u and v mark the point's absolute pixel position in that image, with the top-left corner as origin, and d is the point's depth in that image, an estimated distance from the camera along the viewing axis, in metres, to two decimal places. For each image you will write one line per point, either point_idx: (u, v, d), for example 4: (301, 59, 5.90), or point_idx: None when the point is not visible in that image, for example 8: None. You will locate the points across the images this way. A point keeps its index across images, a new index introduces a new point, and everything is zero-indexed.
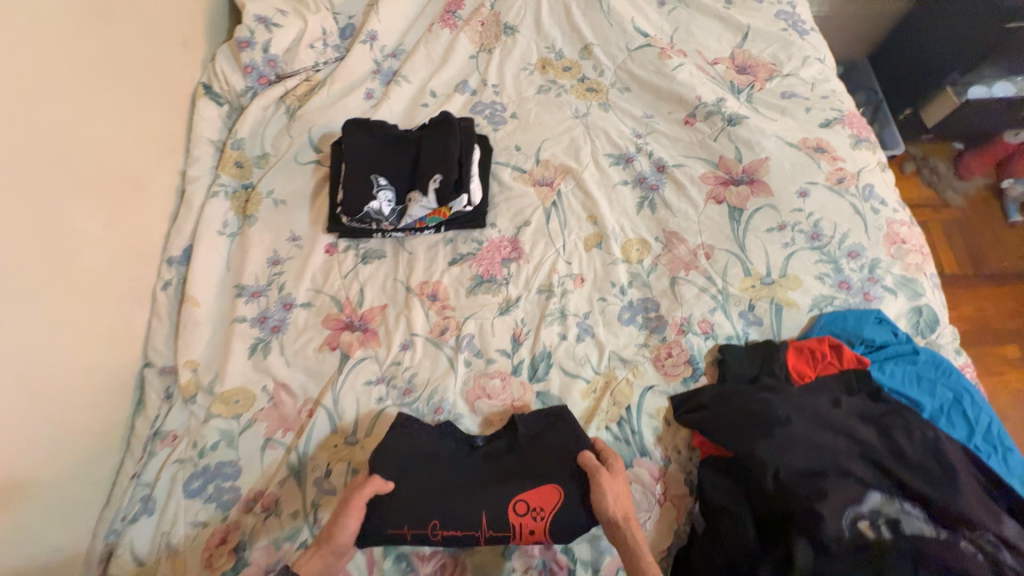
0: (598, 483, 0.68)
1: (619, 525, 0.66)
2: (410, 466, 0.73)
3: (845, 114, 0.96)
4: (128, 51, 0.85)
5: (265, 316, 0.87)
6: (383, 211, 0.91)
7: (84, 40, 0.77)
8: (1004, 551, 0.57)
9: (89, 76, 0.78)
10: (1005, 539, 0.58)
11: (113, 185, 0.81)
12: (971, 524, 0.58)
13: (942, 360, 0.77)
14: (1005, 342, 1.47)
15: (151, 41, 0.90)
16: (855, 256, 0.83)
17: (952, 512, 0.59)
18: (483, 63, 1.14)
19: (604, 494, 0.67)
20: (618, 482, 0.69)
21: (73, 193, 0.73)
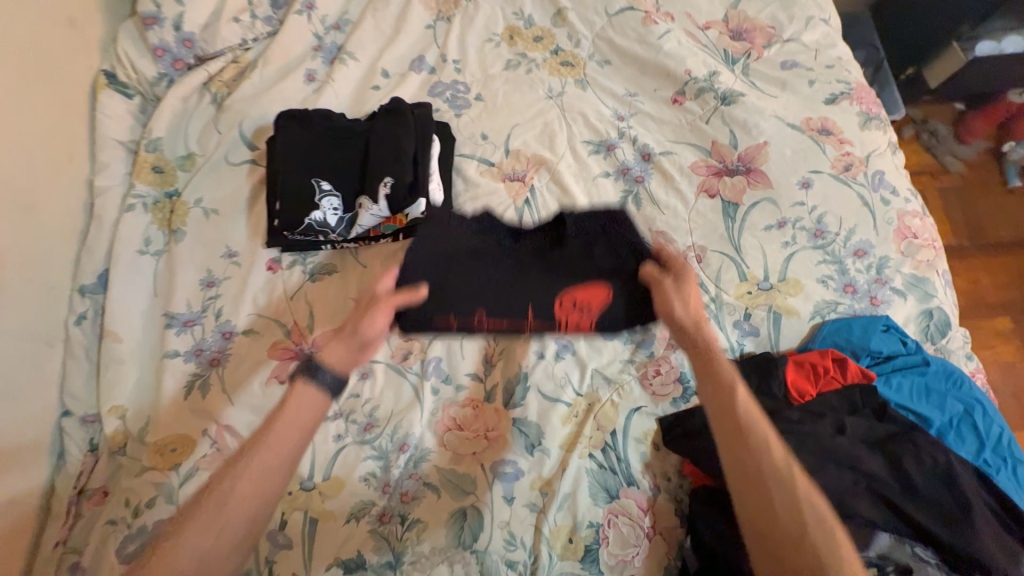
0: (659, 286, 0.70)
1: (673, 310, 0.66)
2: (452, 273, 0.76)
3: (854, 87, 0.84)
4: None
5: (201, 347, 0.76)
6: (329, 222, 0.79)
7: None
8: None
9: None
10: None
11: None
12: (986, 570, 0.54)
13: (953, 369, 0.72)
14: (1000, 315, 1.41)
15: (25, 21, 0.74)
16: (862, 255, 0.75)
17: (967, 557, 0.54)
18: (442, 34, 0.98)
19: (668, 295, 0.68)
20: (683, 279, 0.70)
21: None
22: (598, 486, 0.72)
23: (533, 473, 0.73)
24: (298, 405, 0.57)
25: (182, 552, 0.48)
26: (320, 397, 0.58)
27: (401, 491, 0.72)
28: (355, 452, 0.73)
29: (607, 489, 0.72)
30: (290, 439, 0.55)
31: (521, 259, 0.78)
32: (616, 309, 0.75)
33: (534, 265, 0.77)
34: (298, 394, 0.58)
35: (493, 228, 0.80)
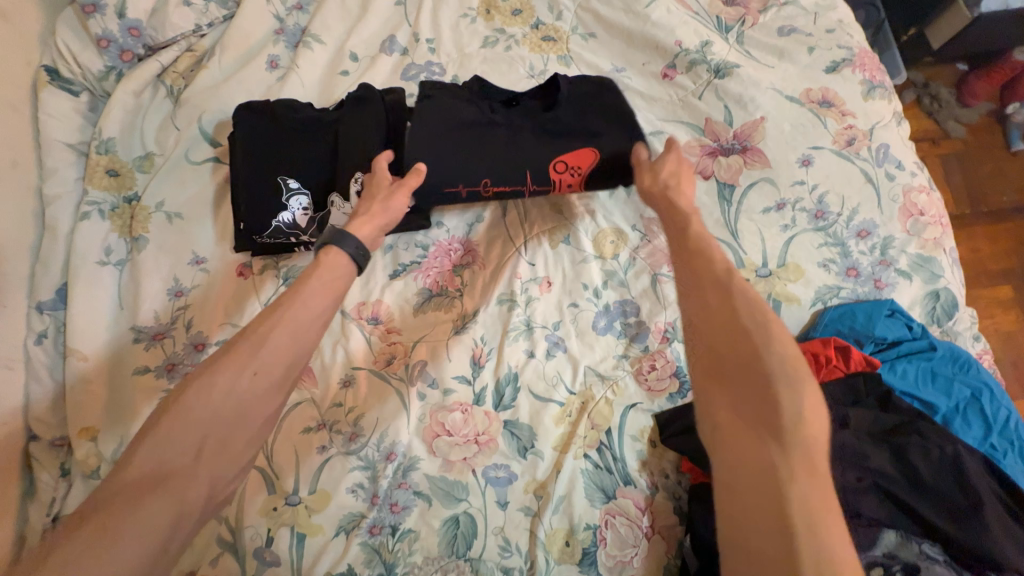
0: (666, 160, 0.68)
1: (673, 194, 0.65)
2: (453, 144, 0.72)
3: (856, 53, 0.79)
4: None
5: (172, 362, 0.72)
6: (300, 223, 0.74)
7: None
8: None
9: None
10: None
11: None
12: (995, 566, 0.52)
13: (961, 352, 0.68)
14: (1001, 284, 1.38)
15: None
16: (866, 236, 0.70)
17: (974, 552, 0.53)
18: (413, 11, 0.90)
19: (670, 180, 0.67)
20: (680, 170, 0.68)
21: None
22: (594, 485, 0.70)
23: (527, 476, 0.70)
24: (329, 268, 0.58)
25: (218, 389, 0.48)
26: (343, 267, 0.58)
27: (390, 500, 0.69)
28: (341, 463, 0.70)
29: (604, 489, 0.69)
30: (317, 304, 0.55)
31: (515, 127, 0.74)
32: (603, 172, 0.73)
33: (528, 132, 0.74)
34: (327, 260, 0.58)
35: (485, 97, 0.77)
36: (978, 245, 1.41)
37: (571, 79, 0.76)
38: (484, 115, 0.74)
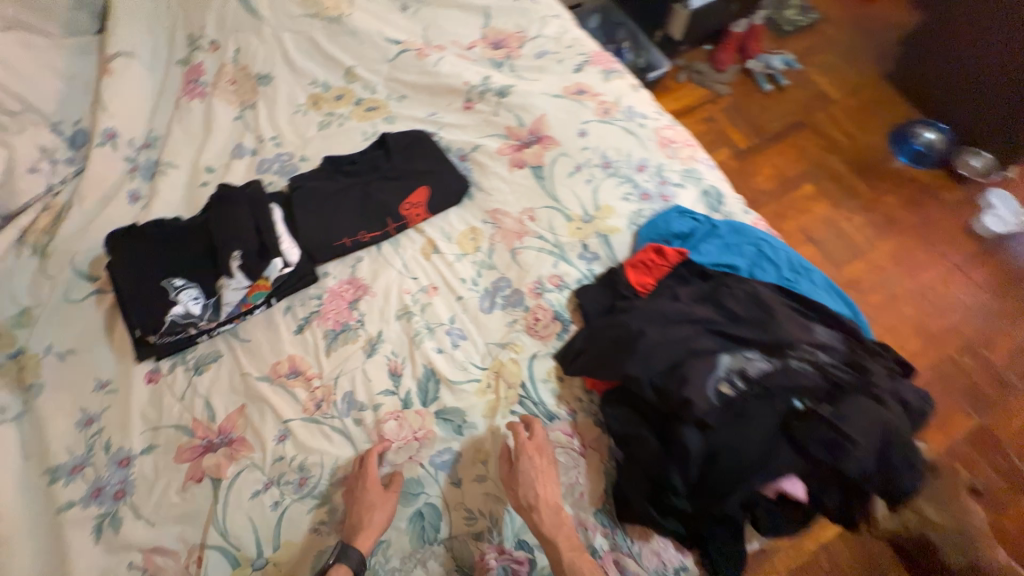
0: (525, 456, 0.73)
1: (538, 511, 0.70)
2: (328, 210, 0.93)
3: (591, 55, 1.07)
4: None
5: (99, 486, 0.73)
6: (194, 311, 0.82)
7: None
8: (820, 353, 0.67)
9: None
10: (817, 343, 0.69)
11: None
12: (791, 345, 0.68)
13: (737, 223, 0.90)
14: (772, 198, 1.97)
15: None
16: (644, 169, 0.93)
17: (779, 344, 0.69)
18: (252, 119, 1.06)
19: (536, 488, 0.71)
20: (543, 464, 0.73)
21: None
22: None
23: (470, 450, 0.78)
24: None
25: None
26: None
27: None
28: (298, 509, 0.74)
29: None
30: None
31: (367, 185, 0.96)
32: (438, 197, 0.95)
33: (377, 182, 0.96)
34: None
35: (337, 170, 0.98)
36: (750, 164, 2.02)
37: (397, 134, 1.01)
38: (341, 183, 0.96)
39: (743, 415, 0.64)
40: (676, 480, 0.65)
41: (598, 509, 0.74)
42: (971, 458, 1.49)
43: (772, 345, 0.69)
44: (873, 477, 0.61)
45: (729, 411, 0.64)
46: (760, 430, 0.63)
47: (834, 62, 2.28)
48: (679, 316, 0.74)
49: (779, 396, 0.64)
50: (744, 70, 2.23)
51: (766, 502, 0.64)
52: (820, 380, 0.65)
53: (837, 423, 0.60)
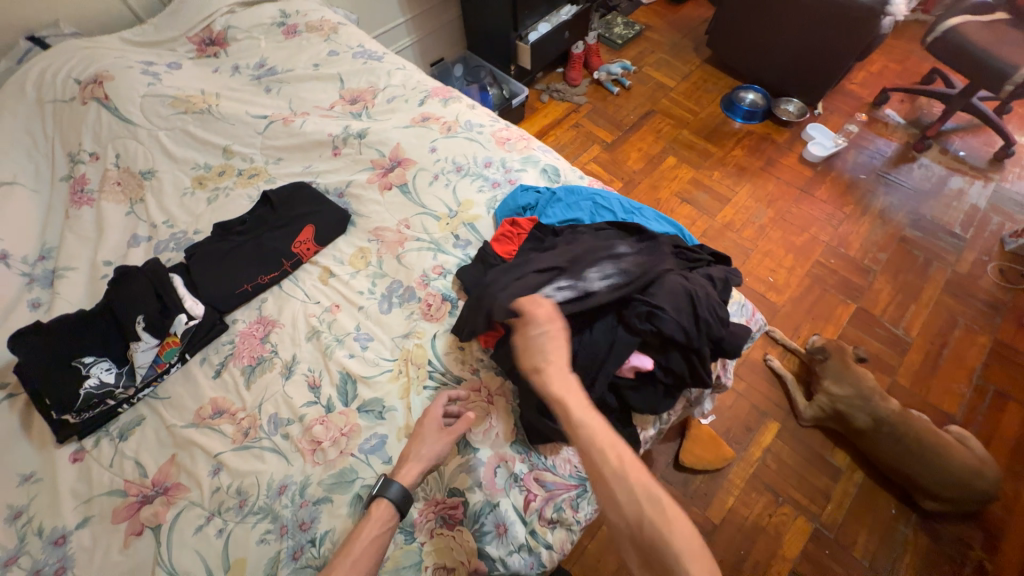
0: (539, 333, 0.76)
1: (545, 375, 0.72)
2: (226, 266, 1.03)
3: (431, 90, 1.30)
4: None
5: (37, 570, 0.75)
6: (108, 380, 0.89)
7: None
8: (630, 257, 0.88)
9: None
10: (629, 251, 0.88)
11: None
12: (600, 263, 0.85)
13: (572, 186, 1.10)
14: (646, 173, 2.25)
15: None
16: (489, 164, 1.13)
17: (585, 265, 0.84)
18: (143, 211, 1.16)
19: (547, 353, 0.74)
20: (555, 334, 0.76)
21: None
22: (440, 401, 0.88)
23: (393, 429, 0.87)
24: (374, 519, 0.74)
25: None
26: (389, 510, 0.75)
27: (298, 523, 0.79)
28: (242, 529, 0.78)
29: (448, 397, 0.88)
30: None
31: (258, 237, 1.08)
32: (323, 230, 1.08)
33: (267, 233, 1.08)
34: (376, 514, 0.74)
35: (229, 231, 1.09)
36: (621, 151, 2.32)
37: (279, 189, 1.14)
38: (234, 241, 1.07)
39: (560, 328, 0.76)
40: None
41: (513, 441, 0.84)
42: (857, 337, 1.74)
43: (574, 271, 0.83)
44: (693, 333, 0.78)
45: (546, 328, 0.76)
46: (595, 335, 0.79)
47: (664, 58, 2.71)
48: (511, 269, 0.87)
49: (586, 307, 0.79)
50: (593, 81, 2.60)
51: (627, 381, 0.80)
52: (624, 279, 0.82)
53: (649, 300, 0.79)
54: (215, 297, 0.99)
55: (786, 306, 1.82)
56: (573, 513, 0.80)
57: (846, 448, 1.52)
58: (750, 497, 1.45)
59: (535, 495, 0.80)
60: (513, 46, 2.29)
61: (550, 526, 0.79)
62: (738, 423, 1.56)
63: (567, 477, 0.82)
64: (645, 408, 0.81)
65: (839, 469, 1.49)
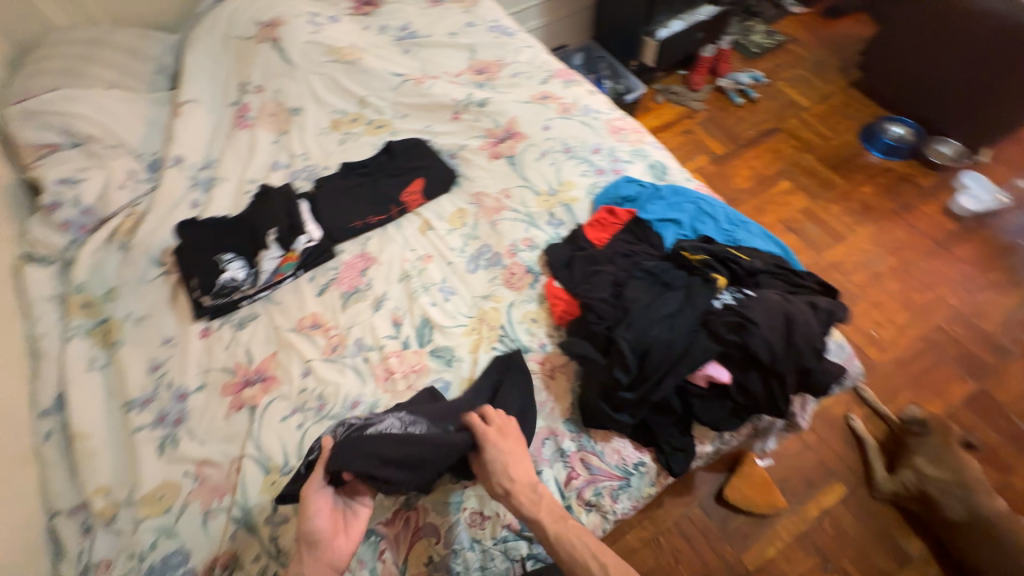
0: (495, 447, 0.76)
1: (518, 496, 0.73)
2: (344, 201, 1.16)
3: (555, 71, 1.33)
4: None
5: (163, 414, 0.92)
6: (239, 277, 1.04)
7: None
8: (722, 267, 0.86)
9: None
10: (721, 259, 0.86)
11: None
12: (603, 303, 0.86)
13: (678, 187, 1.07)
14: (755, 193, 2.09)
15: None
16: (598, 151, 1.14)
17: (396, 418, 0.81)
18: (286, 142, 1.33)
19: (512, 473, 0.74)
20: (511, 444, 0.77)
21: None
22: None
23: (457, 378, 0.93)
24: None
25: None
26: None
27: None
28: (317, 429, 0.89)
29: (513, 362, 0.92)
30: None
31: (373, 182, 1.19)
32: (430, 185, 1.16)
33: (381, 179, 1.19)
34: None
35: (351, 171, 1.21)
36: (733, 166, 2.18)
37: (401, 142, 1.24)
38: (354, 180, 1.19)
39: (514, 446, 0.77)
40: (619, 375, 0.77)
41: (566, 419, 0.86)
42: (968, 420, 1.51)
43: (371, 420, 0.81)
44: (779, 357, 0.74)
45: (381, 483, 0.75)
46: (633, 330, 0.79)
47: (803, 74, 2.48)
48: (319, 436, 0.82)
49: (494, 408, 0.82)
50: (716, 88, 2.45)
51: (697, 389, 0.78)
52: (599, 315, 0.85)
53: (741, 311, 0.76)
54: (333, 225, 1.12)
55: (888, 367, 1.62)
56: (611, 503, 0.80)
57: (924, 536, 1.34)
58: (794, 554, 1.34)
59: (578, 475, 0.81)
60: (638, 41, 2.24)
61: (586, 508, 0.80)
62: (799, 475, 1.44)
63: (613, 468, 0.81)
64: (708, 422, 0.78)
65: (909, 556, 1.32)
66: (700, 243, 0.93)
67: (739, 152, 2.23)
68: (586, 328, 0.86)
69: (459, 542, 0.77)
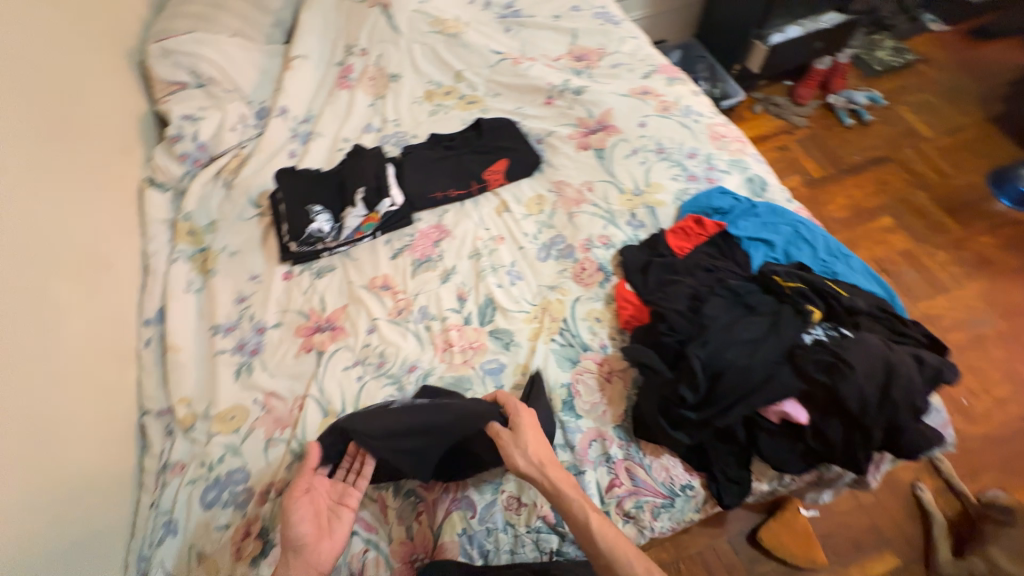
0: (530, 421, 0.78)
1: (553, 474, 0.73)
2: (427, 171, 1.18)
3: (658, 66, 1.27)
4: (66, 152, 1.00)
5: (242, 343, 1.00)
6: (324, 229, 1.10)
7: (19, 137, 0.90)
8: (819, 301, 0.79)
9: (29, 171, 0.90)
10: (819, 292, 0.80)
11: (71, 263, 0.93)
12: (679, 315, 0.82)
13: (776, 207, 1.00)
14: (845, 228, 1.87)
15: (87, 144, 1.07)
16: (694, 156, 1.08)
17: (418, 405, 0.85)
18: (381, 107, 1.37)
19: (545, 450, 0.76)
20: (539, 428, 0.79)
21: (61, 279, 0.89)
22: (561, 358, 0.91)
23: (513, 363, 0.93)
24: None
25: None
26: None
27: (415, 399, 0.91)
28: (374, 384, 0.93)
29: (570, 358, 0.91)
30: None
31: (458, 156, 1.20)
32: (515, 167, 1.16)
33: (466, 155, 1.20)
34: None
35: (439, 143, 1.23)
36: (829, 194, 1.95)
37: (490, 120, 1.24)
38: (440, 153, 1.21)
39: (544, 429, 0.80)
40: (686, 391, 0.74)
41: (616, 425, 0.84)
42: None
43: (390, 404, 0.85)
44: (870, 408, 0.67)
45: (383, 441, 0.77)
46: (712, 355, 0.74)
47: (932, 101, 2.20)
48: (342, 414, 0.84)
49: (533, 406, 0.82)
50: (824, 105, 2.22)
51: (767, 424, 0.74)
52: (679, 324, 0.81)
53: (838, 351, 0.70)
54: (415, 193, 1.15)
55: (975, 442, 1.44)
56: (650, 519, 0.78)
57: None
58: None
59: (620, 483, 0.79)
60: (747, 44, 2.08)
61: (623, 518, 0.78)
62: (847, 537, 1.32)
63: (659, 485, 0.79)
64: (773, 460, 0.73)
65: None
66: (794, 269, 0.86)
67: (847, 177, 2.01)
68: (654, 337, 0.82)
69: (493, 522, 0.79)
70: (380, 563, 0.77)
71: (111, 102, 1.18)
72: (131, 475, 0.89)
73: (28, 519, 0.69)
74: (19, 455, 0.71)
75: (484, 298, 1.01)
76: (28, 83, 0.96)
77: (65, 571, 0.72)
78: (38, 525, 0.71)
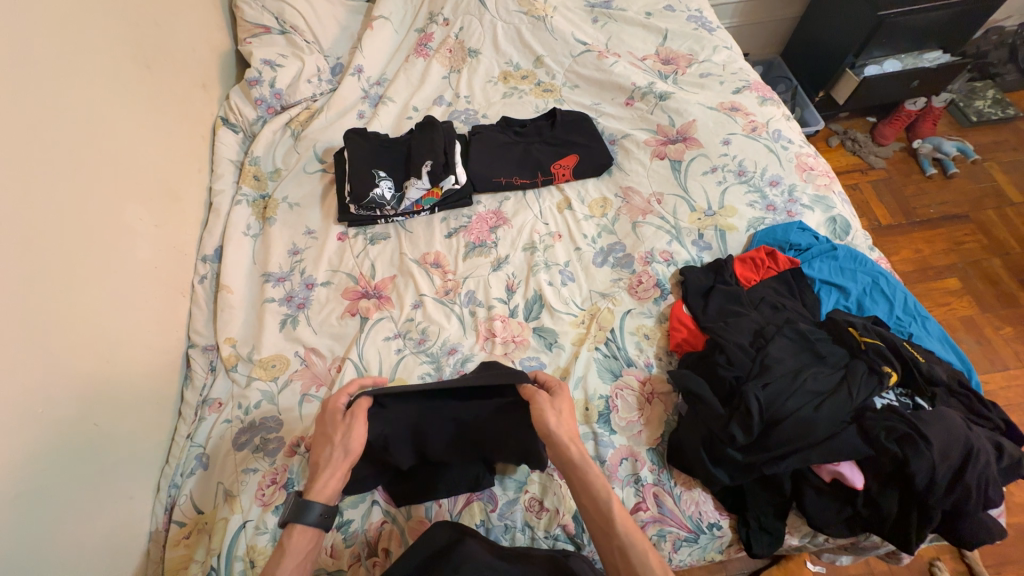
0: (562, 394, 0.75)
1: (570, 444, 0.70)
2: (493, 155, 1.15)
3: (751, 83, 1.20)
4: (154, 82, 1.03)
5: (291, 295, 1.01)
6: (386, 197, 1.09)
7: (112, 63, 0.92)
8: (897, 363, 0.75)
9: (117, 97, 0.92)
10: (897, 353, 0.76)
11: (147, 191, 0.95)
12: (732, 351, 0.78)
13: (857, 253, 0.94)
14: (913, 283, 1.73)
15: (172, 77, 1.09)
16: (776, 184, 1.03)
17: None
18: (455, 80, 1.34)
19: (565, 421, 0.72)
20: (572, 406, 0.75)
21: (135, 204, 0.92)
22: (604, 368, 0.88)
23: (553, 364, 0.91)
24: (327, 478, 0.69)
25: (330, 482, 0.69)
26: (312, 533, 0.67)
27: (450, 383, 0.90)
28: (412, 359, 0.93)
29: (612, 371, 0.88)
30: (331, 485, 0.69)
31: (526, 144, 1.17)
32: (586, 166, 1.12)
33: (536, 144, 1.17)
34: (322, 483, 0.69)
35: (508, 127, 1.20)
36: (896, 246, 1.82)
37: (566, 112, 1.20)
38: (509, 138, 1.18)
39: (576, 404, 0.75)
40: (737, 430, 0.71)
41: (651, 448, 0.81)
42: None
43: None
44: (938, 490, 0.66)
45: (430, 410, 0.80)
46: (778, 400, 0.71)
47: None
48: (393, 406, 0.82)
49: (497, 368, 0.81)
50: (906, 149, 2.05)
51: (817, 481, 0.72)
52: (736, 355, 0.78)
53: (918, 425, 0.67)
54: (479, 174, 1.13)
55: None
56: (671, 550, 0.76)
57: None
58: None
59: (647, 508, 0.77)
60: (837, 72, 1.94)
61: None
62: None
63: (686, 518, 0.76)
64: (814, 517, 0.72)
65: None
66: (870, 322, 0.82)
67: (918, 230, 1.85)
68: (709, 367, 0.79)
69: (513, 519, 0.78)
70: (397, 538, 0.77)
71: (199, 38, 1.20)
72: (171, 405, 0.92)
73: (82, 427, 0.74)
74: (78, 370, 0.75)
75: (533, 294, 0.98)
76: (128, 10, 0.98)
77: (103, 484, 0.76)
78: (89, 437, 0.74)
